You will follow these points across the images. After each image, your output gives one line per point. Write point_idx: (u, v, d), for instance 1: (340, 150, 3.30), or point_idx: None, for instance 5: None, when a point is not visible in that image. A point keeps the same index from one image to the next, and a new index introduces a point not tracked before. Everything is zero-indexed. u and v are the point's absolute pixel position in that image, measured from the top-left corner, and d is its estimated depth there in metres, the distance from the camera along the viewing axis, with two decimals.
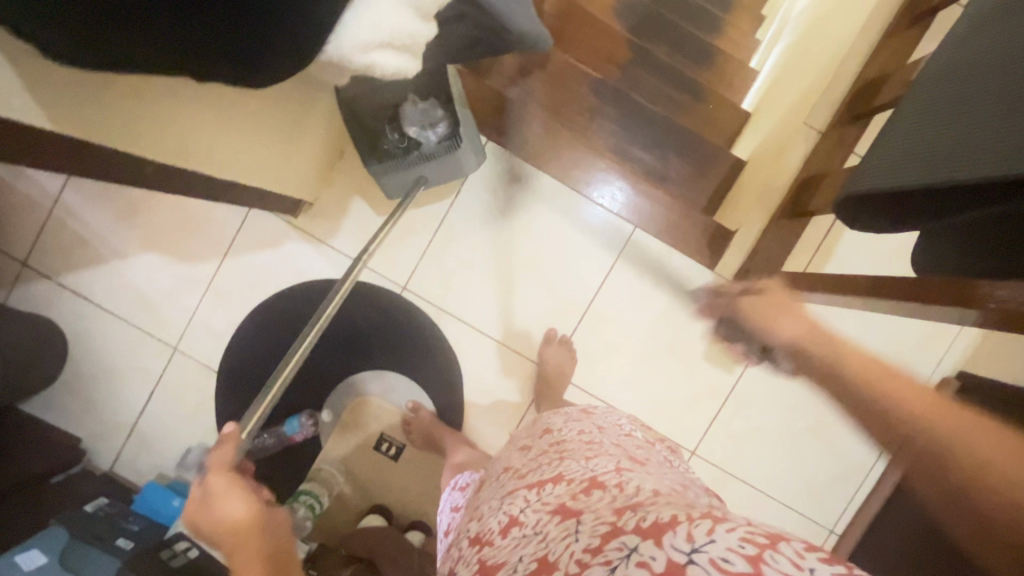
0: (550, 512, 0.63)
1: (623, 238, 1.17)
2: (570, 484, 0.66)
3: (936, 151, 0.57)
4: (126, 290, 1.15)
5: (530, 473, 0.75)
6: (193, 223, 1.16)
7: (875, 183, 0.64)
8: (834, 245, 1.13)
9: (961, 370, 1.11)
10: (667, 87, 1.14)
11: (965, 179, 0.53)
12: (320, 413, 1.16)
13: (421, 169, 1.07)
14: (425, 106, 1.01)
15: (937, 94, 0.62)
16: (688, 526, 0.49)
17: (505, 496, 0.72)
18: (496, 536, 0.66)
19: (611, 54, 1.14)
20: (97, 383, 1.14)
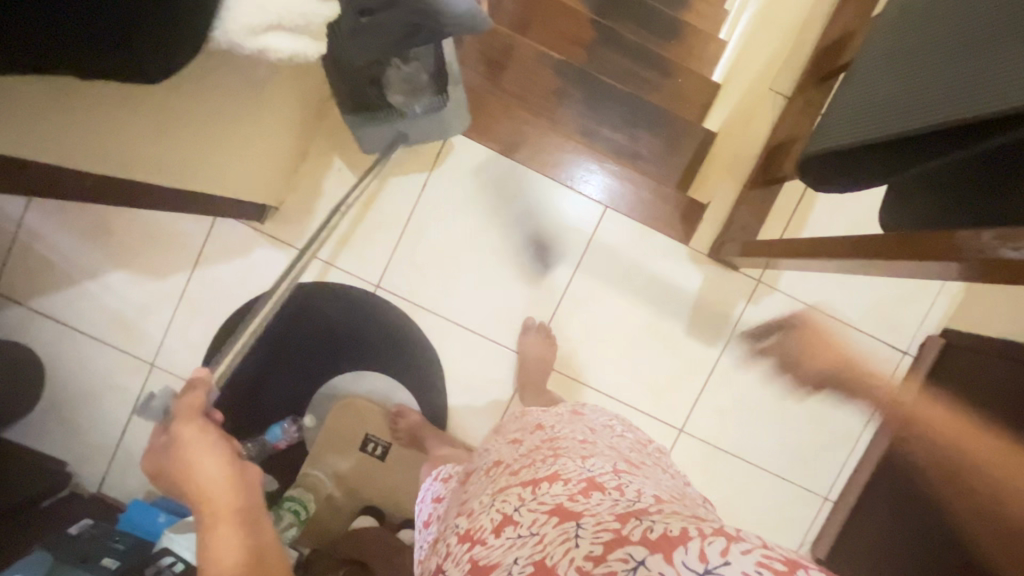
0: (547, 513, 0.51)
1: (596, 220, 1.16)
2: (568, 484, 0.54)
3: (913, 105, 0.63)
4: (99, 310, 1.14)
5: (522, 466, 0.62)
6: (157, 237, 1.13)
7: (845, 141, 0.70)
8: (808, 210, 1.13)
9: (945, 326, 1.14)
10: (634, 67, 1.20)
11: (951, 118, 0.57)
12: (303, 418, 1.14)
13: (398, 126, 0.97)
14: (410, 69, 0.84)
15: (887, 65, 0.70)
16: (690, 538, 0.40)
17: (496, 493, 0.59)
18: (488, 535, 0.53)
19: (578, 36, 1.20)
20: (82, 403, 1.15)
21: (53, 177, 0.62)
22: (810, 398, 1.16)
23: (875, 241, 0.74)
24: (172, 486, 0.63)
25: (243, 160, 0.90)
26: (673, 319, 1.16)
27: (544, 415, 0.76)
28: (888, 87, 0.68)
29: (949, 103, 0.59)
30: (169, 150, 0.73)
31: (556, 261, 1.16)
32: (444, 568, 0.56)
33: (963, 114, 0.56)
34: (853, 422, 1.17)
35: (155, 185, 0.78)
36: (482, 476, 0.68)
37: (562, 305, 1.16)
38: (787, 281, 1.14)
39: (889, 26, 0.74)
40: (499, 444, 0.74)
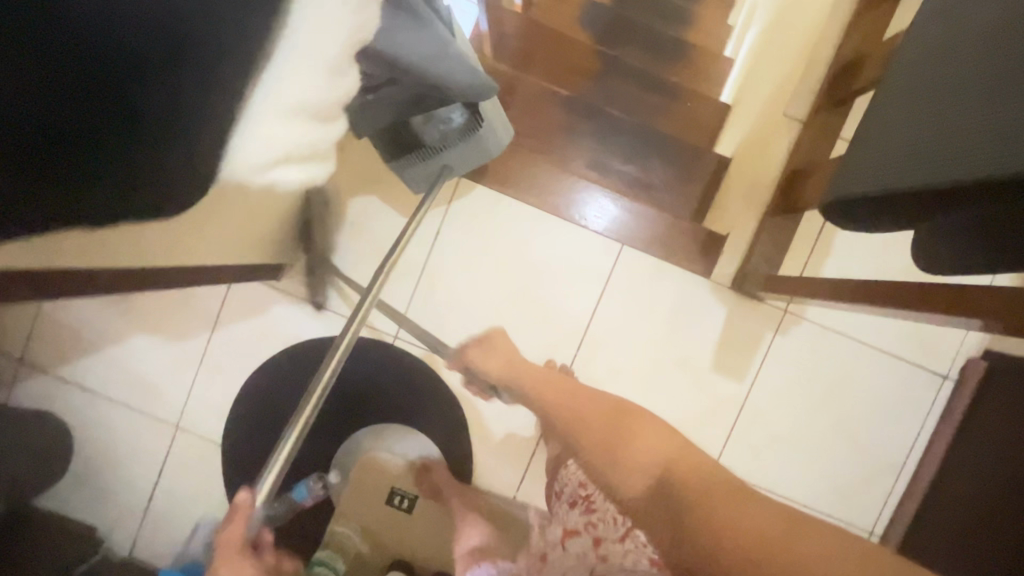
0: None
1: (613, 257, 1.14)
2: None
3: (945, 153, 0.61)
4: (123, 375, 1.14)
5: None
6: (177, 299, 1.13)
7: (868, 186, 0.68)
8: (833, 236, 1.09)
9: (987, 348, 1.09)
10: (642, 96, 1.19)
11: (976, 172, 0.57)
12: (328, 473, 1.13)
13: (445, 159, 0.92)
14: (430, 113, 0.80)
15: (908, 103, 0.69)
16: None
17: None
18: None
19: (580, 66, 1.19)
20: (110, 467, 1.15)
21: (68, 272, 0.62)
22: (848, 430, 1.11)
23: (909, 287, 0.72)
24: None
25: (263, 236, 0.92)
26: (699, 354, 1.12)
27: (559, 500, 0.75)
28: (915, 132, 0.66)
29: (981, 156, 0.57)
30: (194, 242, 0.74)
31: (576, 302, 1.14)
32: None
33: (991, 168, 0.56)
34: (896, 453, 1.12)
35: (177, 267, 0.79)
36: None
37: (584, 345, 1.14)
38: (815, 312, 1.10)
39: (910, 60, 0.72)
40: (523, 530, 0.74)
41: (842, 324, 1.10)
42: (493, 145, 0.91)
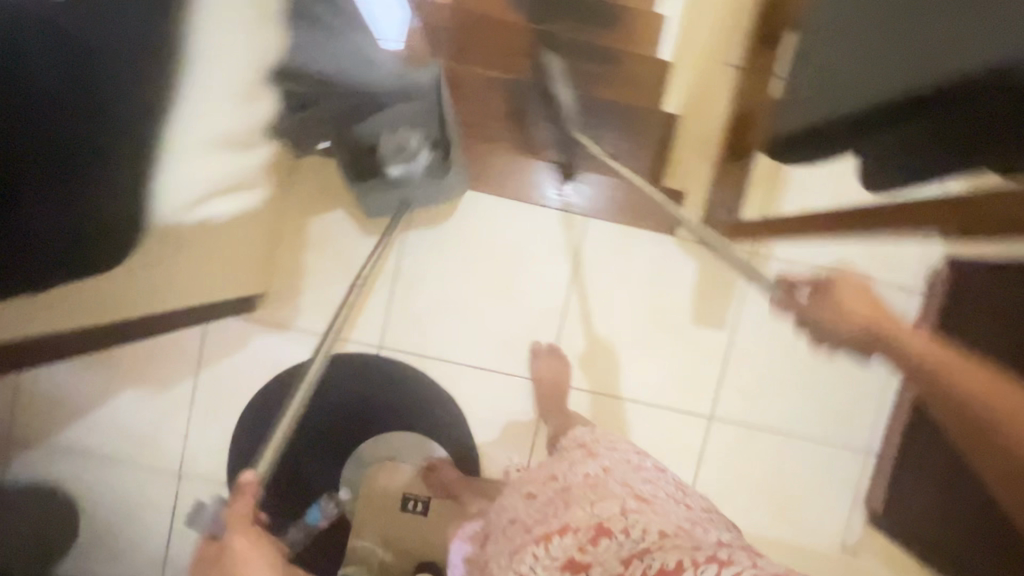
0: (561, 567, 0.62)
1: (579, 231, 1.15)
2: (578, 534, 0.64)
3: (878, 83, 0.61)
4: (115, 434, 1.13)
5: (536, 523, 0.70)
6: (155, 350, 1.12)
7: (853, 111, 0.64)
8: (786, 174, 1.11)
9: (948, 255, 1.13)
10: (584, 66, 1.18)
11: (991, 67, 0.52)
12: (338, 493, 1.12)
13: (407, 191, 1.01)
14: (399, 140, 0.93)
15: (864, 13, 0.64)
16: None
17: (515, 554, 0.68)
18: None
19: (511, 44, 1.17)
20: (119, 529, 1.14)
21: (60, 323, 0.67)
22: (831, 358, 1.15)
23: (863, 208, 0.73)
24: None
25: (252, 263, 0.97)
26: (678, 311, 1.15)
27: (558, 464, 0.81)
28: (846, 62, 0.66)
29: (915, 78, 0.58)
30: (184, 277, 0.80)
31: (552, 282, 1.15)
32: None
33: (1002, 56, 0.52)
34: (879, 372, 1.16)
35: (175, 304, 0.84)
36: (502, 535, 0.76)
37: (566, 323, 1.15)
38: (782, 250, 1.13)
39: None
40: (517, 496, 0.81)
41: (809, 258, 1.13)
42: (455, 185, 1.06)
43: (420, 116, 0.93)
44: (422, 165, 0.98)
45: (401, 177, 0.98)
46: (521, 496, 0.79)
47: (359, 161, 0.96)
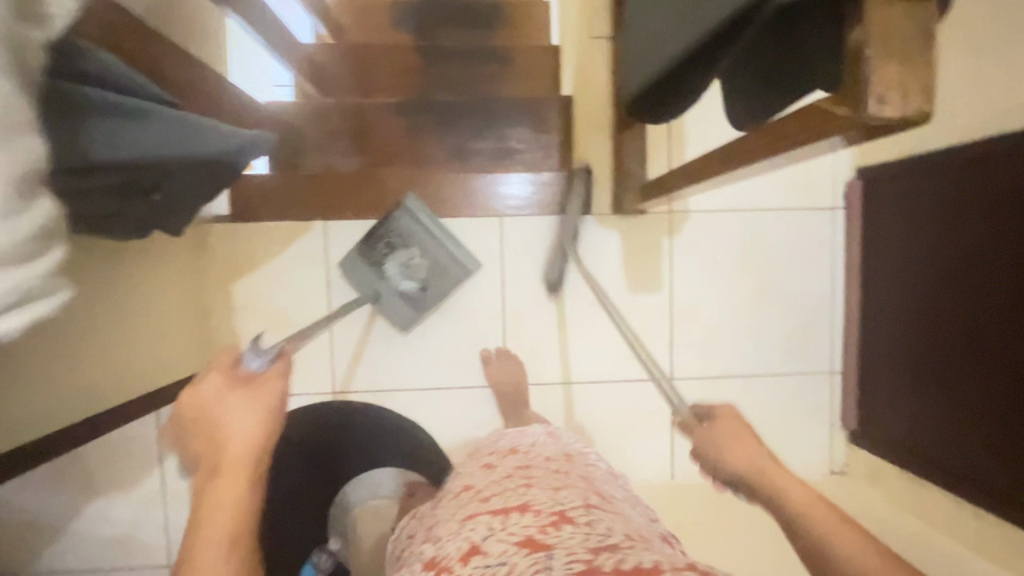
0: (517, 545, 0.54)
1: (499, 232, 1.16)
2: (538, 515, 0.57)
3: (680, 24, 0.64)
4: (96, 544, 1.13)
5: (493, 495, 0.64)
6: (116, 450, 1.12)
7: (657, 67, 0.70)
8: (681, 128, 1.12)
9: (858, 168, 1.15)
10: (474, 66, 1.28)
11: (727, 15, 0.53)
12: (329, 542, 1.11)
13: (381, 288, 1.11)
14: (411, 260, 1.10)
15: None
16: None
17: (464, 521, 0.61)
18: (455, 564, 0.55)
19: (405, 65, 1.27)
20: None
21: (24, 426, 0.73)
22: (770, 295, 1.16)
23: (722, 151, 0.73)
24: (196, 437, 0.63)
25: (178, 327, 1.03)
26: (612, 285, 1.16)
27: (518, 441, 0.78)
28: (664, 15, 0.69)
29: (697, 17, 0.59)
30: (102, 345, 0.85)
31: (485, 289, 1.15)
32: None
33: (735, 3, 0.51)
34: (820, 296, 1.17)
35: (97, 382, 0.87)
36: (449, 502, 0.70)
37: (508, 324, 1.16)
38: (695, 202, 1.15)
39: None
40: (471, 471, 0.75)
41: (725, 203, 1.15)
42: (408, 318, 1.12)
43: (436, 273, 1.11)
44: (403, 291, 1.11)
45: (388, 278, 1.11)
46: (469, 479, 0.72)
47: (375, 246, 1.10)
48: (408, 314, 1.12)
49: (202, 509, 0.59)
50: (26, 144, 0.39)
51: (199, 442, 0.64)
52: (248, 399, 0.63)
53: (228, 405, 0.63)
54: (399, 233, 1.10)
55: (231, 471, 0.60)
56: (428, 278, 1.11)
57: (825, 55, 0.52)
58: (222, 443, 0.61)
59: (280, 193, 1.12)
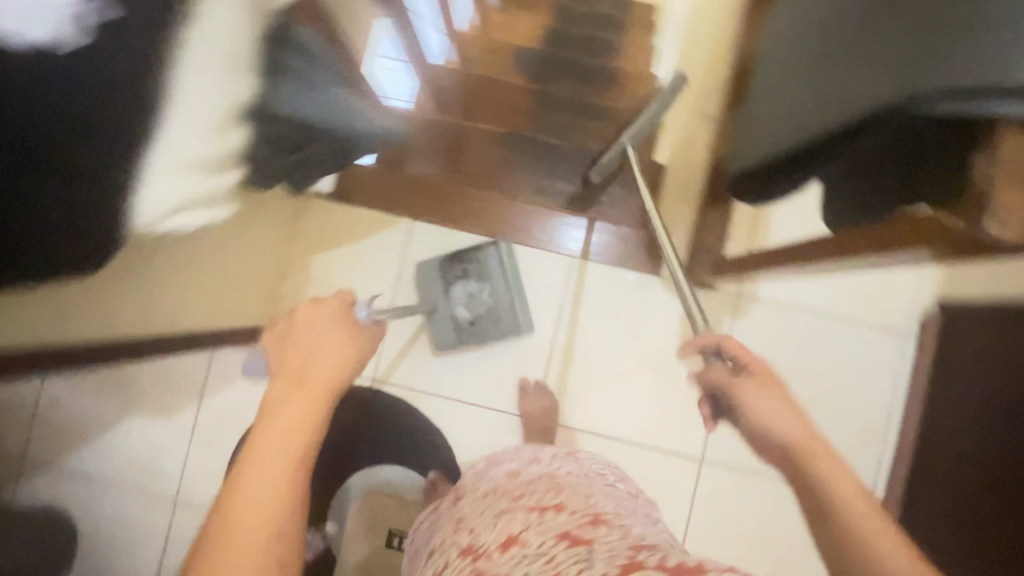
0: (555, 537, 0.53)
1: (568, 270, 1.20)
2: (574, 516, 0.57)
3: (793, 129, 0.70)
4: (122, 459, 1.18)
5: (522, 495, 0.64)
6: (164, 376, 1.18)
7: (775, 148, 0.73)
8: (767, 214, 1.16)
9: (941, 295, 1.13)
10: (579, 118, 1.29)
11: (874, 114, 0.58)
12: (326, 524, 1.14)
13: (439, 303, 1.17)
14: (478, 294, 1.16)
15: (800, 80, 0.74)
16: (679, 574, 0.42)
17: (499, 514, 0.61)
18: (493, 552, 0.55)
19: (517, 104, 1.31)
20: (116, 554, 1.17)
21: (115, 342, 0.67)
22: (824, 401, 1.13)
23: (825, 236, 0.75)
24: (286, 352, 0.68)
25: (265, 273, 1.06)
26: (665, 348, 1.17)
27: (543, 455, 0.78)
28: (778, 116, 0.76)
29: (834, 113, 0.64)
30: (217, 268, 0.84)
31: (541, 319, 1.19)
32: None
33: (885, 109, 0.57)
34: (878, 417, 1.13)
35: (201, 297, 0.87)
36: (477, 499, 0.70)
37: (555, 358, 1.18)
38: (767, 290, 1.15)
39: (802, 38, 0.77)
40: (500, 472, 0.75)
41: (799, 298, 1.15)
42: (446, 342, 1.17)
43: (494, 313, 1.16)
44: (456, 315, 1.16)
45: (450, 297, 1.17)
46: (497, 483, 0.72)
47: (454, 266, 1.17)
48: (450, 338, 1.17)
49: (269, 418, 0.58)
50: (252, 80, 0.49)
51: (282, 360, 0.67)
52: (343, 338, 0.72)
53: (322, 335, 0.71)
54: (480, 264, 1.17)
55: (311, 390, 0.62)
56: (483, 316, 1.17)
57: (935, 190, 0.57)
58: (311, 367, 0.65)
59: (380, 184, 1.21)
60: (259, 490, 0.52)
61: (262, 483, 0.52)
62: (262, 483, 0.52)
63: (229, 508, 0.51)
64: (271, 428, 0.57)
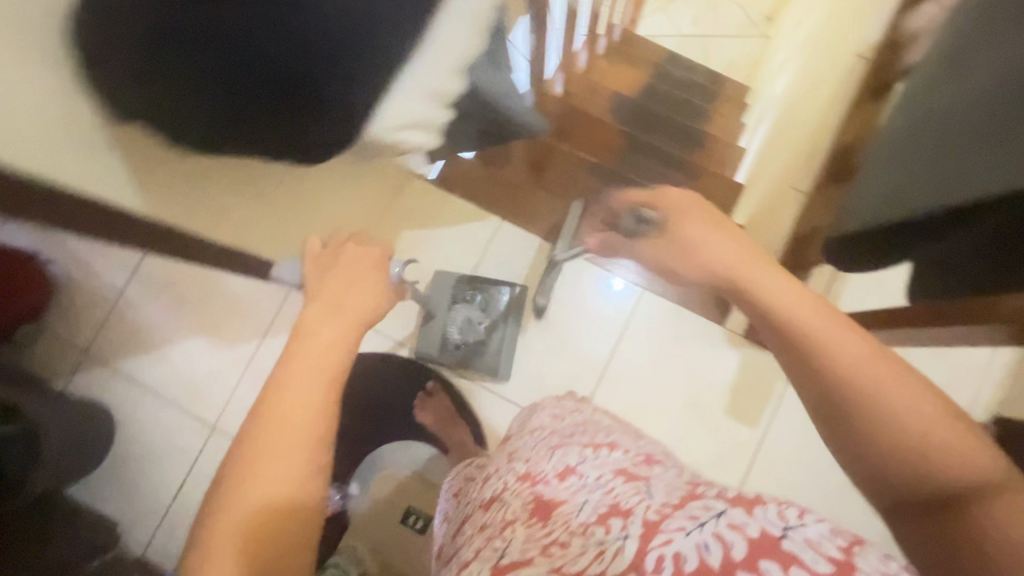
0: (612, 472, 0.58)
1: (636, 301, 1.23)
2: (625, 454, 0.64)
3: (893, 209, 0.80)
4: (174, 374, 1.23)
5: (571, 434, 0.72)
6: (236, 306, 1.24)
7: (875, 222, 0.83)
8: (840, 293, 1.19)
9: (1000, 412, 1.12)
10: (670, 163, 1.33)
11: (973, 197, 0.67)
12: (349, 486, 1.15)
13: (438, 314, 1.15)
14: (475, 324, 1.14)
15: (905, 162, 0.83)
16: (739, 508, 0.44)
17: (553, 447, 0.67)
18: (551, 478, 0.60)
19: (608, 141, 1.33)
20: (142, 465, 1.20)
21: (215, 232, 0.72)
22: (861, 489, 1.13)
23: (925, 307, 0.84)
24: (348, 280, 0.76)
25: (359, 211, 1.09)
26: (714, 397, 1.18)
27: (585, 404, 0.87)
28: (879, 196, 0.85)
29: (935, 197, 0.72)
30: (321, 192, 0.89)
31: (599, 341, 1.21)
32: (502, 495, 0.61)
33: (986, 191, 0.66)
34: None
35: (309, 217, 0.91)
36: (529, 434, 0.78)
37: (605, 382, 1.20)
38: None
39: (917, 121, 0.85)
40: (543, 415, 0.82)
41: None
42: (426, 351, 1.16)
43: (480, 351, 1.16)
44: (448, 332, 1.14)
45: (449, 312, 1.14)
46: (547, 425, 0.78)
47: (467, 288, 1.14)
48: (431, 349, 1.16)
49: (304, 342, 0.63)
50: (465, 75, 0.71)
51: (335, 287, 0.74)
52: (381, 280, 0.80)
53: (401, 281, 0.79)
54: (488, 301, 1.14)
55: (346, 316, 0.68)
56: (470, 346, 1.16)
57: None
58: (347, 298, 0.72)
59: (480, 181, 1.29)
60: (303, 376, 0.59)
61: (299, 384, 0.58)
62: (307, 375, 0.60)
63: (273, 388, 0.58)
64: (311, 340, 0.63)
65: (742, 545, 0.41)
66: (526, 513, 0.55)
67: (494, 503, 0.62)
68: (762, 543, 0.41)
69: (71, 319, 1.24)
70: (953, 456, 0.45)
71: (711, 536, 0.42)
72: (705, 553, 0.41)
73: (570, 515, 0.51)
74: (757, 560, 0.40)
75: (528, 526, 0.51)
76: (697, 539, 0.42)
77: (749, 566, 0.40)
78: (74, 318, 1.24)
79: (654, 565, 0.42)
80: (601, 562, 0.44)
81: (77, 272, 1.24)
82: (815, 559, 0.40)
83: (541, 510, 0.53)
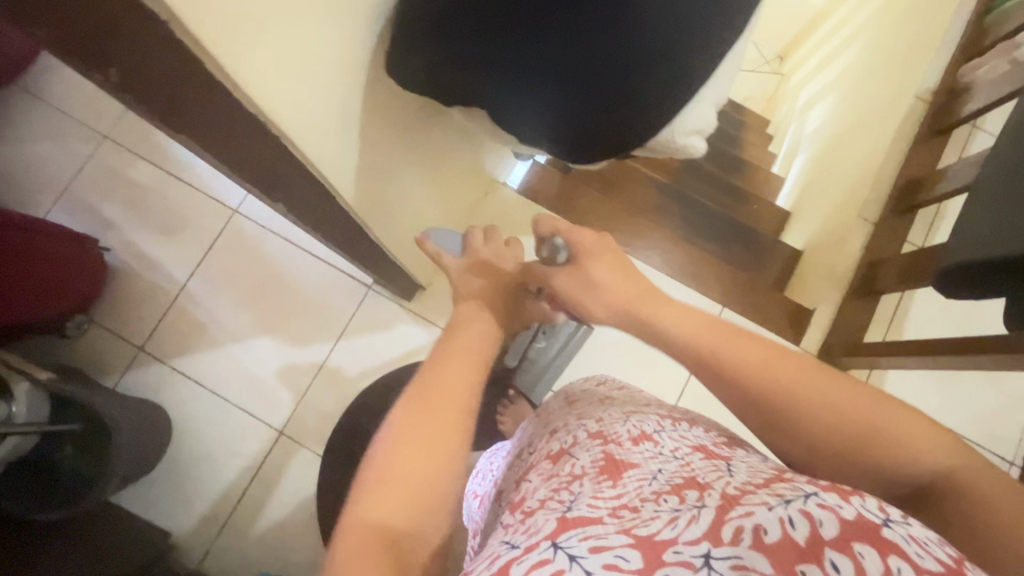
0: (691, 448, 0.48)
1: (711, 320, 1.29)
2: (709, 433, 0.52)
3: (1009, 223, 0.83)
4: (236, 374, 1.16)
5: (649, 404, 0.59)
6: (309, 305, 1.19)
7: (974, 253, 0.86)
8: (905, 319, 1.27)
9: None
10: (718, 195, 1.57)
11: None
12: None
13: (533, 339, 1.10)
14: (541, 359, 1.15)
15: (1003, 198, 0.87)
16: (830, 487, 0.37)
17: (627, 412, 0.54)
18: (624, 440, 0.49)
19: (666, 164, 1.53)
20: (200, 470, 1.13)
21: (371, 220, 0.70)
22: None
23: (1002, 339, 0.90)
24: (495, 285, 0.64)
25: (451, 213, 1.06)
26: None
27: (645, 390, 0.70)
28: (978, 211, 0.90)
29: None
30: (443, 181, 0.88)
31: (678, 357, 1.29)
32: (567, 451, 0.51)
33: None
34: None
35: (428, 211, 0.89)
36: (588, 394, 0.64)
37: (684, 397, 1.28)
38: (894, 381, 1.23)
39: (1010, 160, 0.90)
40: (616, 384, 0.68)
41: (925, 402, 1.22)
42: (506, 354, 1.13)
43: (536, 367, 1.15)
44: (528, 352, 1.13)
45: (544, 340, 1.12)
46: (613, 391, 0.64)
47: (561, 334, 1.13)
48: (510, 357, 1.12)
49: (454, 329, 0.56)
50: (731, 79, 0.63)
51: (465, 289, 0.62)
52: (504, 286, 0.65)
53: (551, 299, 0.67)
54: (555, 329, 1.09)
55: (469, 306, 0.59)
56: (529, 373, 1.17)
57: None
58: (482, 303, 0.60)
59: (562, 192, 1.31)
60: (457, 372, 0.50)
61: (460, 367, 0.51)
62: (456, 384, 0.49)
63: (417, 396, 0.47)
64: (462, 328, 0.56)
65: (833, 524, 0.34)
66: (591, 469, 0.46)
67: (557, 462, 0.50)
68: (859, 527, 0.34)
69: (126, 314, 1.17)
70: (911, 420, 0.42)
71: (796, 512, 0.35)
72: (788, 528, 0.34)
73: (643, 481, 0.43)
74: (849, 542, 0.33)
75: (599, 486, 0.43)
76: (781, 513, 0.35)
77: (842, 547, 0.33)
78: (129, 312, 1.17)
79: (731, 537, 0.35)
80: (675, 526, 0.36)
81: (137, 264, 1.17)
82: (920, 560, 0.32)
83: (605, 471, 0.45)
